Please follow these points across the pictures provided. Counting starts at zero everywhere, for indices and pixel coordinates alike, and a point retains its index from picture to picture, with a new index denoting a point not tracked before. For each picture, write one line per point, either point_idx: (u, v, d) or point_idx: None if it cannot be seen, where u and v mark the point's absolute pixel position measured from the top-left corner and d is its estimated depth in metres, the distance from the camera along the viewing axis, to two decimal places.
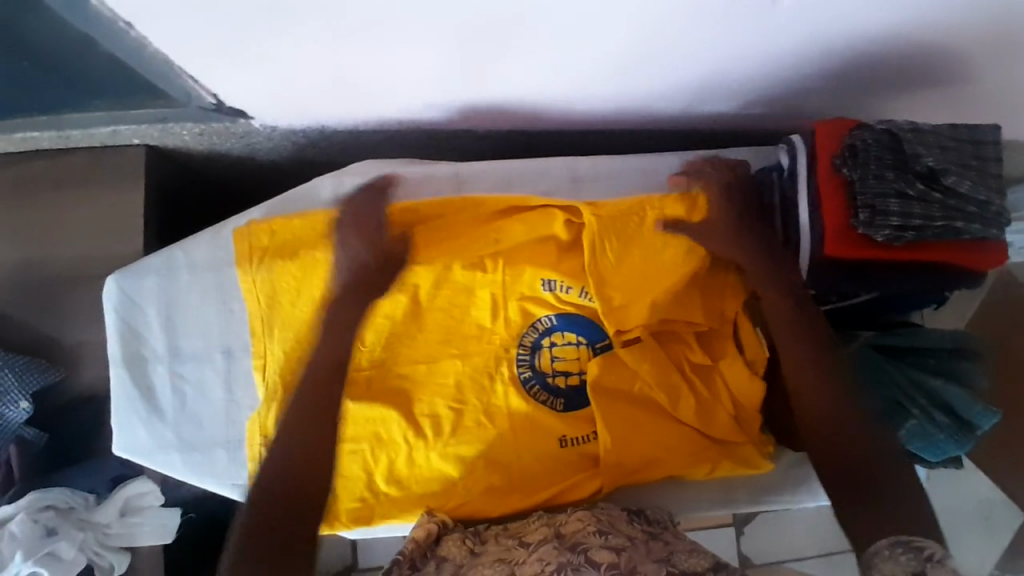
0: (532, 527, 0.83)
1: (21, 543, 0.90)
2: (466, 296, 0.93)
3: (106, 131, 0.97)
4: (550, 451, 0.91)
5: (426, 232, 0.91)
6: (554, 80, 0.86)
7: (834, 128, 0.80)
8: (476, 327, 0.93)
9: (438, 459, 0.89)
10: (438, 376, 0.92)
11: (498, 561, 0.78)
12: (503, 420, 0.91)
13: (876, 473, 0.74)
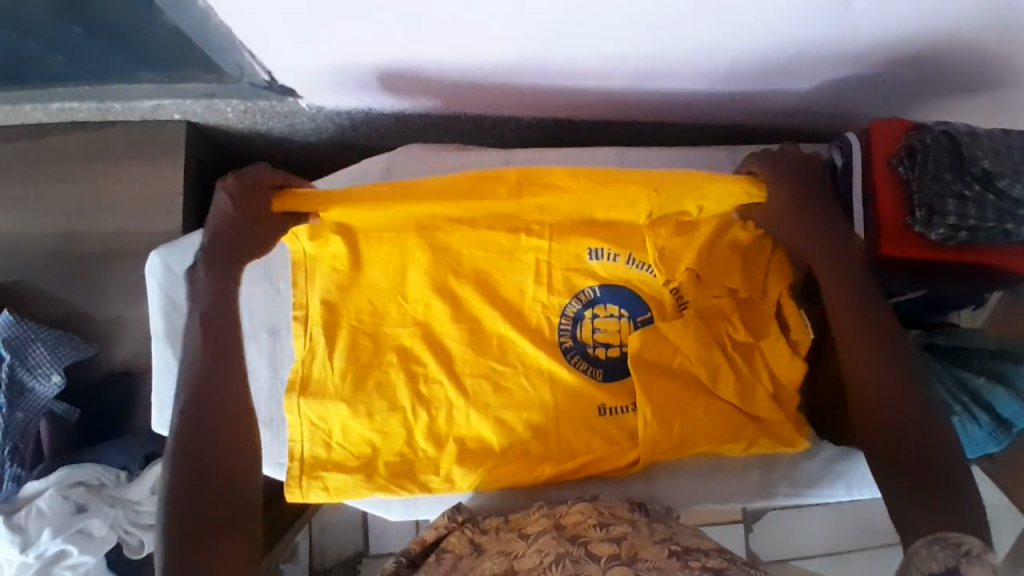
0: (532, 518, 0.84)
1: (50, 520, 0.88)
2: (508, 263, 0.91)
3: (150, 104, 0.95)
4: (590, 419, 0.89)
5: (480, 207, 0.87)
6: (615, 71, 0.85)
7: (891, 129, 0.82)
8: (518, 292, 0.91)
9: (477, 422, 0.89)
10: (479, 340, 0.90)
11: (499, 555, 0.77)
12: (544, 385, 0.89)
13: (932, 465, 0.71)
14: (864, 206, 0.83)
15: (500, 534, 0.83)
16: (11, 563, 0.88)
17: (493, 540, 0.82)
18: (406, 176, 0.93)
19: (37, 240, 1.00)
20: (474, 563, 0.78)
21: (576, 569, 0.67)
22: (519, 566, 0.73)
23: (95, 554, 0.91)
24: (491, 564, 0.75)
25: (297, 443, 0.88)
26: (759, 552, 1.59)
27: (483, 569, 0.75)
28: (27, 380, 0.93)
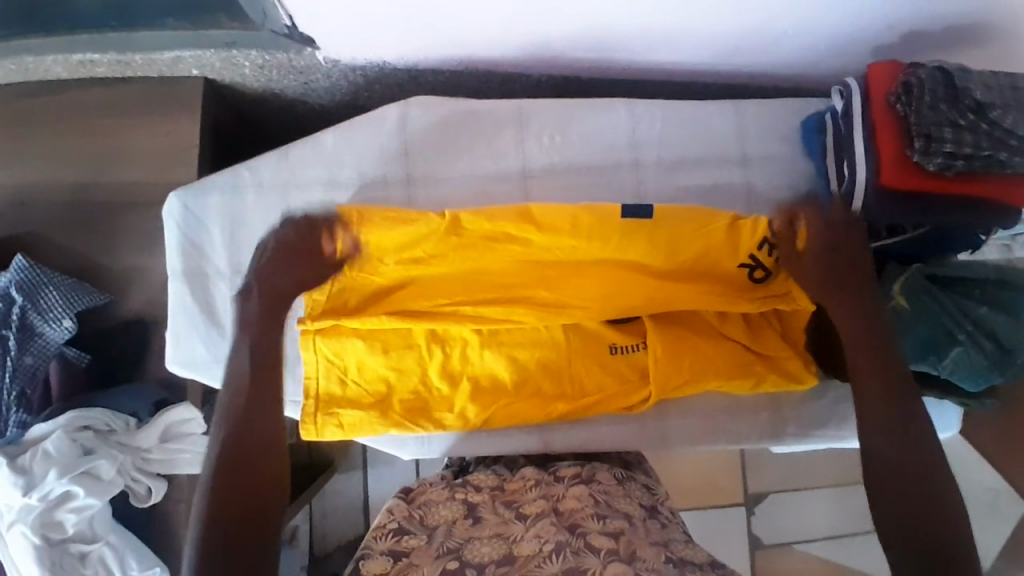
0: (528, 497, 0.85)
1: (57, 461, 0.86)
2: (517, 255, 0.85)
3: (170, 57, 0.97)
4: (602, 359, 0.91)
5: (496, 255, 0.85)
6: (622, 18, 0.90)
7: (888, 69, 0.86)
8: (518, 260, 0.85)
9: (490, 360, 0.89)
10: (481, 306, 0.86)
11: (495, 534, 0.78)
12: (557, 329, 0.89)
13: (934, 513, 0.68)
14: (864, 143, 0.86)
15: (496, 507, 0.84)
16: (12, 508, 0.85)
17: (489, 513, 0.83)
18: (421, 125, 0.95)
19: (54, 191, 1.02)
20: (469, 533, 0.78)
21: (578, 560, 0.69)
22: (519, 549, 0.73)
23: (102, 498, 0.87)
24: (488, 544, 0.75)
25: (312, 380, 0.87)
26: (762, 536, 1.51)
27: (479, 544, 0.75)
28: (37, 324, 0.92)
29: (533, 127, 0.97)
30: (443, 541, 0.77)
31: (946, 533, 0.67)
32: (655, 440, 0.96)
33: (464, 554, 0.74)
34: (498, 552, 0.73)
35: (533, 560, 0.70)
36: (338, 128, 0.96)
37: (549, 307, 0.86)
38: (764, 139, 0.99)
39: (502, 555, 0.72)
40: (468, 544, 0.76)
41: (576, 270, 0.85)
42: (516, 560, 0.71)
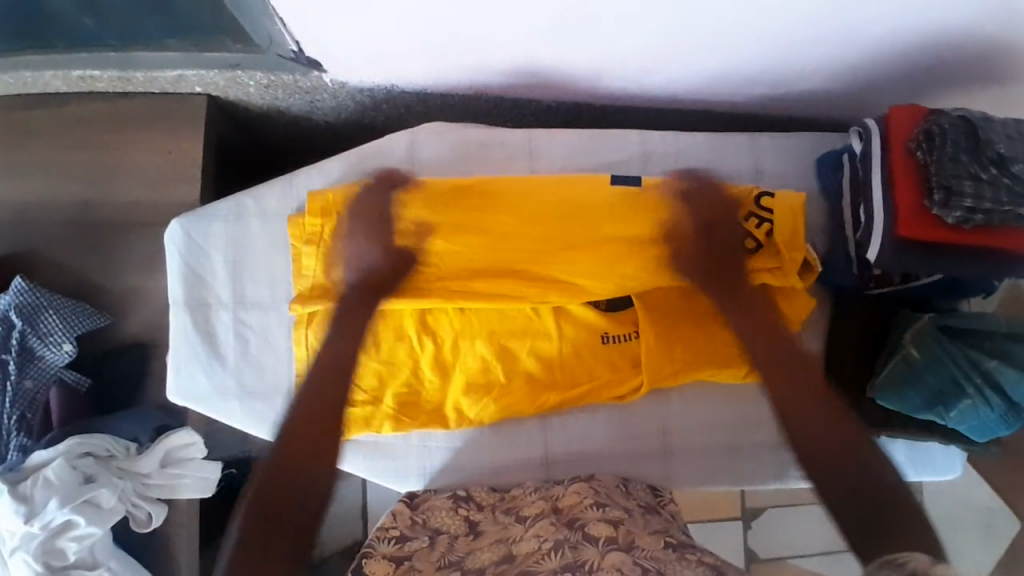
0: (529, 500, 0.86)
1: (57, 489, 0.85)
2: (520, 229, 0.88)
3: (172, 75, 0.94)
4: (594, 348, 0.91)
5: (494, 232, 0.88)
6: (636, 48, 0.88)
7: (908, 114, 0.84)
8: (520, 241, 0.88)
9: (481, 348, 0.89)
10: (485, 290, 0.87)
11: (496, 539, 0.79)
12: (550, 317, 0.90)
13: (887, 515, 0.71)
14: (883, 188, 0.84)
15: (496, 516, 0.85)
16: (15, 534, 0.84)
17: (490, 524, 0.84)
18: (428, 154, 0.94)
19: (54, 210, 1.00)
20: (470, 545, 0.79)
21: (575, 555, 0.68)
22: (518, 548, 0.73)
23: (104, 526, 0.87)
24: (488, 550, 0.76)
25: (302, 377, 0.89)
26: (757, 551, 1.52)
27: (480, 552, 0.76)
28: (37, 347, 0.92)
29: (543, 158, 0.96)
30: (445, 551, 0.79)
31: (898, 518, 0.70)
32: (657, 479, 0.95)
33: (465, 563, 0.74)
34: (497, 554, 0.74)
35: (532, 557, 0.70)
36: (344, 156, 0.94)
37: (548, 287, 0.88)
38: (777, 176, 0.97)
39: (501, 556, 0.73)
40: (469, 556, 0.76)
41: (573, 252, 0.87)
42: (514, 558, 0.71)
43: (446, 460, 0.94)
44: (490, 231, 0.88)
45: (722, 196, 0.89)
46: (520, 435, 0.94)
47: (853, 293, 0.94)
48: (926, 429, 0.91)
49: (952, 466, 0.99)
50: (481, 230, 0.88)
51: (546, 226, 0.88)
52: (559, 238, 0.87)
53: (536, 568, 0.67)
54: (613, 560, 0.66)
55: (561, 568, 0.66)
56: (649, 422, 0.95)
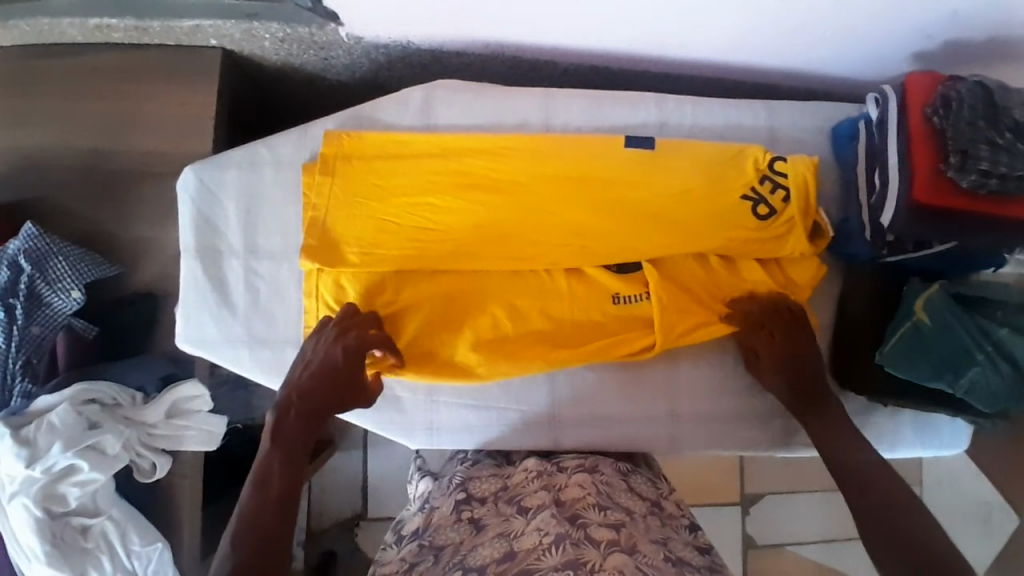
0: (531, 490, 0.83)
1: (61, 434, 0.85)
2: (513, 187, 0.89)
3: (189, 25, 0.94)
4: (605, 309, 0.90)
5: (486, 189, 0.89)
6: (655, 10, 0.87)
7: (927, 82, 0.84)
8: (517, 199, 0.88)
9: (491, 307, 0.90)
10: (485, 247, 0.89)
11: (498, 534, 0.76)
12: (559, 278, 0.91)
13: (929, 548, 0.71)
14: (899, 152, 0.84)
15: (499, 507, 0.82)
16: (14, 479, 0.83)
17: (492, 517, 0.80)
18: (444, 109, 0.94)
19: (67, 158, 1.00)
20: (474, 542, 0.76)
21: (578, 552, 0.67)
22: (520, 543, 0.71)
23: (107, 473, 0.87)
24: (490, 545, 0.73)
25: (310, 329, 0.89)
26: (754, 535, 1.52)
27: (482, 548, 0.74)
28: (45, 293, 0.91)
29: (558, 119, 0.95)
30: (449, 558, 0.76)
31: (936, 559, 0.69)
32: (663, 443, 0.94)
33: (468, 561, 0.72)
34: (499, 550, 0.72)
35: (533, 554, 0.68)
36: (357, 109, 0.94)
37: (548, 254, 0.89)
38: (793, 143, 0.98)
39: (503, 553, 0.71)
40: (471, 554, 0.74)
41: (570, 222, 0.88)
42: (517, 554, 0.70)
43: (452, 418, 0.93)
44: (483, 188, 0.89)
45: (724, 155, 0.90)
46: (527, 396, 0.94)
47: (868, 260, 0.94)
48: (935, 401, 0.91)
49: (958, 439, 0.99)
50: (480, 187, 0.89)
51: (543, 194, 0.88)
52: (562, 196, 0.88)
53: (537, 566, 0.65)
54: (615, 561, 0.65)
55: (563, 564, 0.65)
56: (658, 387, 0.94)
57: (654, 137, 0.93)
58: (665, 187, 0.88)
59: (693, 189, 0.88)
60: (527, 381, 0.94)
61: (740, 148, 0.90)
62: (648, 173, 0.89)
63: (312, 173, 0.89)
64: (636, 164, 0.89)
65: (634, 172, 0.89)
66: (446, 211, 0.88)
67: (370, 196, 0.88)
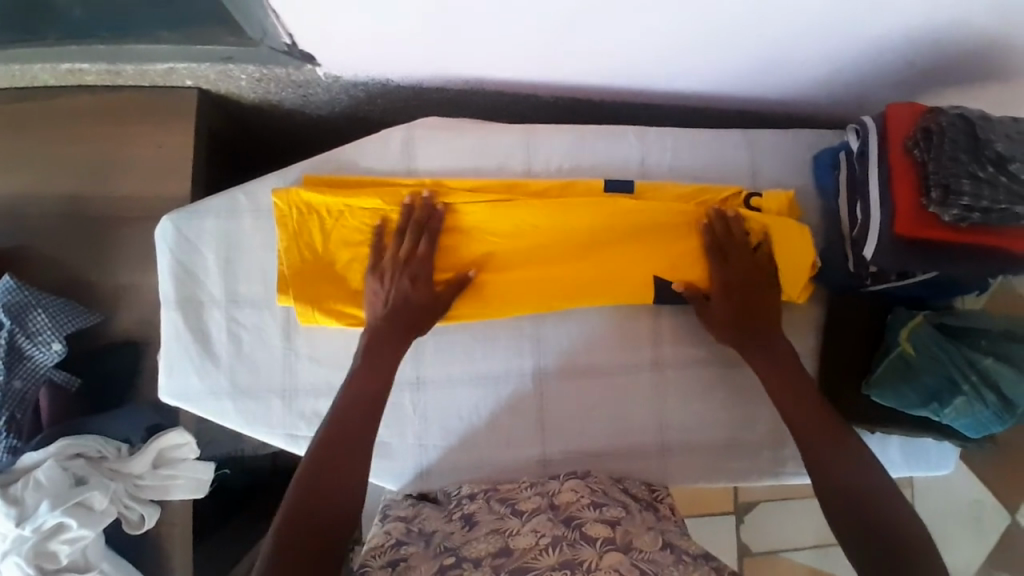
0: (525, 494, 0.84)
1: (48, 492, 0.83)
2: (496, 212, 0.89)
3: (162, 68, 0.93)
4: (579, 293, 0.89)
5: (466, 214, 0.89)
6: (634, 43, 0.87)
7: (909, 113, 0.83)
8: (495, 214, 0.89)
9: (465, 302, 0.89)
10: (464, 252, 0.89)
11: (492, 529, 0.76)
12: (533, 286, 0.89)
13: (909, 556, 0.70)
14: (881, 186, 0.83)
15: (491, 505, 0.83)
16: (5, 538, 0.81)
17: (486, 514, 0.81)
18: (426, 149, 0.93)
19: (40, 204, 0.98)
20: (466, 535, 0.76)
21: (573, 552, 0.68)
22: (515, 541, 0.72)
23: (95, 529, 0.84)
24: (485, 540, 0.73)
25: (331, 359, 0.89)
26: (749, 544, 1.52)
27: (476, 542, 0.74)
28: (26, 347, 0.89)
29: (541, 153, 0.95)
30: (439, 544, 0.76)
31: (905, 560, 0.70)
32: (653, 474, 0.94)
33: (462, 550, 0.72)
34: (494, 545, 0.72)
35: (530, 552, 0.68)
36: (336, 151, 0.93)
37: (531, 262, 0.89)
38: (775, 174, 0.97)
39: (498, 547, 0.71)
40: (465, 545, 0.74)
41: (555, 234, 0.89)
42: (512, 551, 0.70)
43: (443, 460, 0.92)
44: (462, 216, 0.89)
45: (702, 189, 0.93)
46: (518, 434, 0.93)
47: (854, 290, 0.94)
48: (918, 424, 0.91)
49: (945, 460, 0.99)
50: (458, 214, 0.89)
51: (539, 209, 0.89)
52: (543, 217, 0.88)
53: (534, 564, 0.66)
54: (610, 560, 0.66)
55: (559, 564, 0.66)
56: (647, 419, 0.94)
57: (635, 178, 0.94)
58: (650, 216, 0.89)
59: (677, 217, 0.89)
60: (516, 418, 0.93)
61: (716, 187, 0.93)
62: (635, 208, 0.89)
63: (290, 222, 0.88)
64: (617, 202, 0.89)
65: (615, 206, 0.89)
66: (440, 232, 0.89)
67: (342, 212, 0.88)
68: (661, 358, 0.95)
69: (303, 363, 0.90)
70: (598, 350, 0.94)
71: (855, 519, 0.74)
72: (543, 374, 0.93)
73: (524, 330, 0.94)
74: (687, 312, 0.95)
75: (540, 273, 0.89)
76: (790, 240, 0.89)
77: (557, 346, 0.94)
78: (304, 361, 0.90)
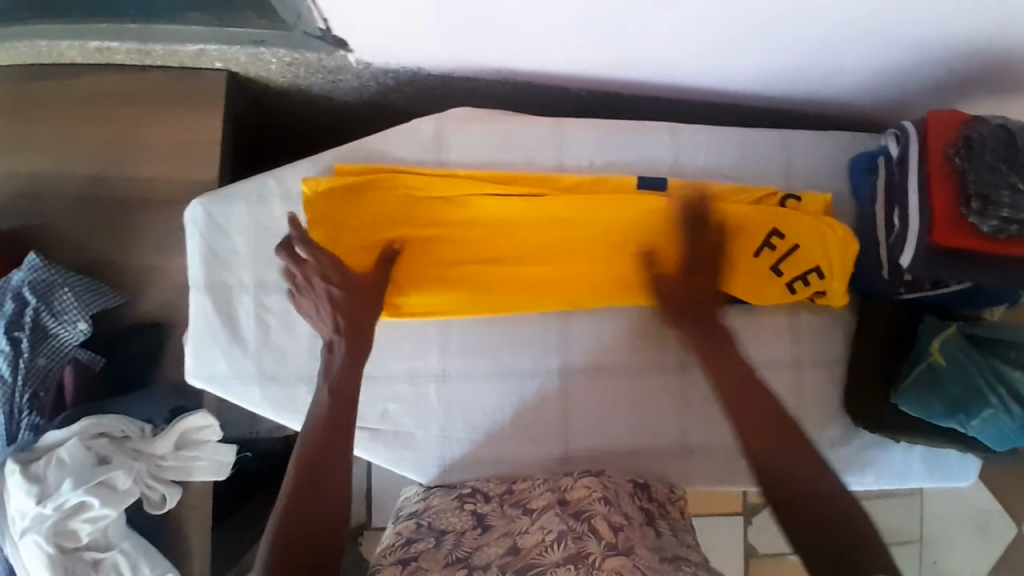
0: (537, 492, 0.83)
1: (71, 470, 0.83)
2: (527, 206, 0.88)
3: (192, 50, 0.92)
4: (606, 291, 0.90)
5: (498, 208, 0.89)
6: (671, 40, 0.86)
7: (950, 119, 0.82)
8: (527, 210, 0.88)
9: (488, 296, 0.89)
10: (491, 246, 0.89)
11: (503, 532, 0.76)
12: (558, 283, 0.90)
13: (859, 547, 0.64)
14: (919, 192, 0.82)
15: (504, 509, 0.83)
16: (25, 515, 0.81)
17: (498, 517, 0.81)
18: (458, 140, 0.92)
19: (66, 183, 0.98)
20: (478, 540, 0.76)
21: (578, 547, 0.68)
22: (523, 540, 0.72)
23: (118, 508, 0.85)
24: (495, 544, 0.73)
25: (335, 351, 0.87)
26: (756, 545, 1.52)
27: (487, 547, 0.73)
28: (51, 326, 0.89)
29: (573, 148, 0.94)
30: (451, 548, 0.74)
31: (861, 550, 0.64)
32: (673, 475, 0.94)
33: (472, 559, 0.71)
34: (503, 547, 0.72)
35: (535, 550, 0.69)
36: (368, 139, 0.92)
37: (558, 259, 0.89)
38: (809, 177, 0.96)
39: (507, 548, 0.71)
40: (476, 552, 0.73)
41: (586, 230, 0.89)
42: (519, 550, 0.70)
43: (464, 453, 0.92)
44: (494, 210, 0.89)
45: (736, 190, 0.91)
46: (540, 430, 0.93)
47: (885, 298, 0.93)
48: (944, 435, 0.89)
49: (967, 471, 0.99)
50: (491, 206, 0.89)
51: (572, 204, 0.88)
52: (578, 213, 0.88)
53: (539, 561, 0.66)
54: (613, 563, 0.65)
55: (564, 560, 0.66)
56: (670, 420, 0.94)
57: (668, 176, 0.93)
58: (684, 216, 0.89)
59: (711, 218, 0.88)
60: (538, 415, 0.93)
61: (752, 187, 0.92)
62: (669, 208, 0.89)
63: (321, 205, 0.86)
64: (652, 202, 0.89)
65: (649, 205, 0.89)
66: (453, 227, 0.88)
67: (374, 199, 0.88)
68: (686, 360, 0.94)
69: None
70: (623, 349, 0.94)
71: (770, 501, 0.70)
72: (568, 371, 0.93)
73: (552, 327, 0.93)
74: None
75: (567, 270, 0.89)
76: (829, 242, 0.88)
77: (582, 343, 0.93)
78: None
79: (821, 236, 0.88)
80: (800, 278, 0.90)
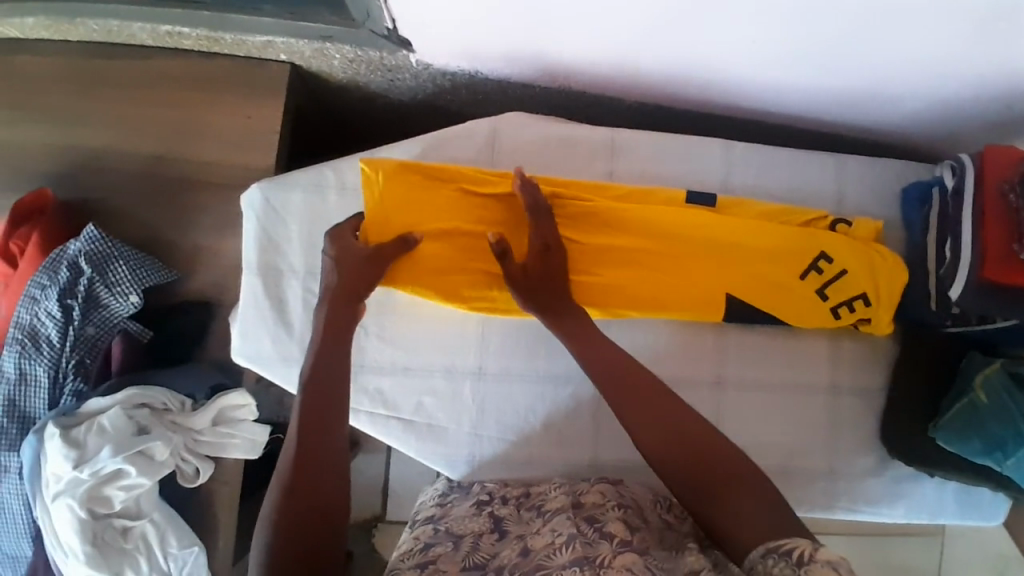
0: (552, 495, 0.83)
1: (111, 438, 0.85)
2: (584, 212, 0.89)
3: (261, 40, 0.95)
4: (652, 302, 0.89)
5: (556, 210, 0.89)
6: (730, 59, 0.87)
7: (1006, 157, 0.82)
8: (583, 216, 0.89)
9: None
10: None
11: (517, 535, 0.76)
12: (606, 289, 0.89)
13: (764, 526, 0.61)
14: (971, 226, 0.82)
15: (520, 512, 0.82)
16: (60, 478, 0.84)
17: (515, 522, 0.80)
18: (512, 144, 0.94)
19: (127, 159, 1.01)
20: (495, 546, 0.75)
21: (587, 549, 0.66)
22: (535, 542, 0.72)
23: (153, 478, 0.87)
24: (510, 548, 0.73)
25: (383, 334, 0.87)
26: None
27: (504, 552, 0.73)
28: (103, 296, 0.92)
29: (624, 159, 0.95)
30: (469, 552, 0.74)
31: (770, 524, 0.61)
32: None
33: (489, 563, 0.71)
34: (516, 550, 0.71)
35: (546, 551, 0.68)
36: (425, 138, 0.94)
37: (611, 265, 0.89)
38: (857, 204, 0.96)
39: (519, 550, 0.71)
40: (494, 558, 0.72)
41: (641, 239, 0.89)
42: (530, 553, 0.70)
43: (494, 451, 0.93)
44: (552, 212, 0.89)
45: (785, 211, 0.92)
46: (572, 435, 0.93)
47: (930, 330, 0.92)
48: (980, 474, 0.89)
49: (997, 511, 0.97)
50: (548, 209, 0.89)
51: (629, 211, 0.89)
52: (631, 222, 0.89)
53: (548, 563, 0.65)
54: (625, 559, 0.64)
55: (573, 561, 0.64)
56: None
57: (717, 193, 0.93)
58: (732, 233, 0.89)
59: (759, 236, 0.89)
60: (571, 419, 0.93)
61: (801, 210, 0.92)
62: (720, 224, 0.89)
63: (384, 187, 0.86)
64: (704, 217, 0.89)
65: (700, 219, 0.89)
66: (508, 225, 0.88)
67: (433, 190, 0.88)
68: (723, 376, 0.94)
69: (372, 342, 0.92)
70: (661, 361, 0.94)
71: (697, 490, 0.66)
72: None
73: None
74: (754, 332, 0.95)
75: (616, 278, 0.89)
76: (877, 270, 0.88)
77: None
78: (373, 341, 0.92)
79: (869, 263, 0.88)
80: (844, 303, 0.89)
